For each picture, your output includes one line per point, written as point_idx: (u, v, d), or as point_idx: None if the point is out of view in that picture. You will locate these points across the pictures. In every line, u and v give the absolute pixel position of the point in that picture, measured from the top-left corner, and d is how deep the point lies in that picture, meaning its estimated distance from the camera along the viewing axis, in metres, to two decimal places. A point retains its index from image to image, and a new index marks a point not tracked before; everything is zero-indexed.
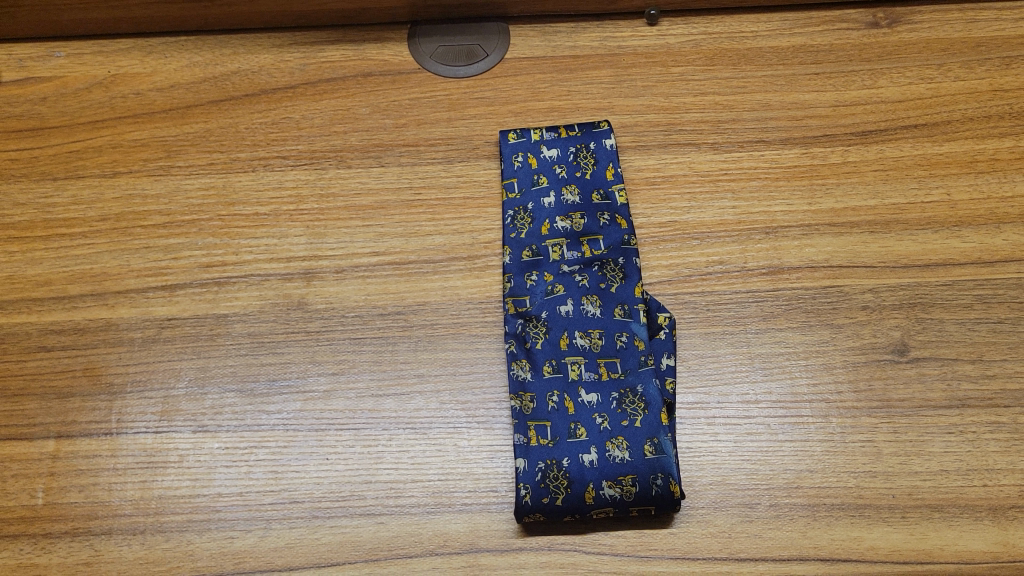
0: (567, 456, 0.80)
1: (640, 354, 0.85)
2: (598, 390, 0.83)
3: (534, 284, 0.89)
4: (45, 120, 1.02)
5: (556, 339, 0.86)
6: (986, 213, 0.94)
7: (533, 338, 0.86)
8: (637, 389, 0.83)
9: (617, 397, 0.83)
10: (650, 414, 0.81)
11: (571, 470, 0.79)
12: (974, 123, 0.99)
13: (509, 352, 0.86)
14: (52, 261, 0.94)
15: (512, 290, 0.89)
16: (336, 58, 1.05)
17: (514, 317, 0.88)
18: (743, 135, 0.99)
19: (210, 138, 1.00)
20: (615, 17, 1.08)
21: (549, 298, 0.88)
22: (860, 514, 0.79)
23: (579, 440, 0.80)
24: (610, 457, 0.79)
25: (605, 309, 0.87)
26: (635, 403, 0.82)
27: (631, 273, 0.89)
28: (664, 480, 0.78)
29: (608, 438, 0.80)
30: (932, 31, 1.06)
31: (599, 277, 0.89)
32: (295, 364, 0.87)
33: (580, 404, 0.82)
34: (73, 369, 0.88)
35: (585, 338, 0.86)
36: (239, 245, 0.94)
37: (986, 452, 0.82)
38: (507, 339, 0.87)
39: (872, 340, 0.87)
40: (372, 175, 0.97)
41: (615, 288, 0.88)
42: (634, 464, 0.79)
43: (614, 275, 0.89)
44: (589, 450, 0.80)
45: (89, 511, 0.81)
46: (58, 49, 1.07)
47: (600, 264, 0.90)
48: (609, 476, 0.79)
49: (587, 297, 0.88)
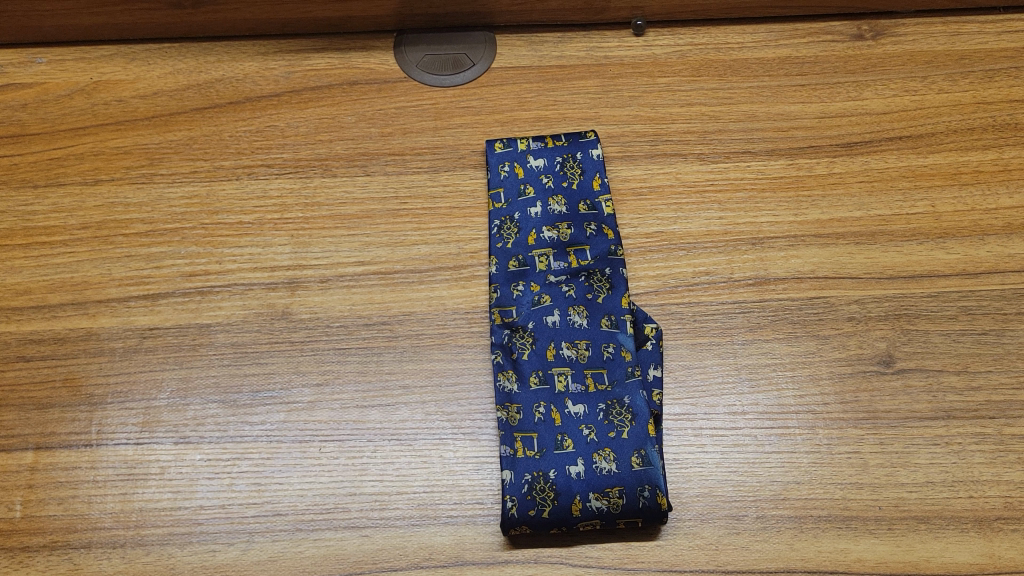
0: (553, 467, 0.79)
1: (627, 365, 0.84)
2: (585, 401, 0.83)
3: (520, 293, 0.89)
4: (25, 127, 1.01)
5: (543, 350, 0.85)
6: (971, 225, 0.94)
7: (520, 349, 0.86)
8: (624, 401, 0.82)
9: (604, 408, 0.82)
10: (637, 425, 0.81)
11: (558, 482, 0.79)
12: (958, 136, 1.00)
13: (496, 362, 0.85)
14: (33, 269, 0.92)
15: (498, 300, 0.89)
16: (322, 66, 1.05)
17: (501, 328, 0.87)
18: (729, 146, 0.99)
19: (194, 146, 0.99)
20: (601, 28, 1.08)
21: (535, 309, 0.88)
22: (847, 526, 0.79)
23: (565, 452, 0.80)
24: (597, 469, 0.79)
25: (592, 320, 0.87)
26: (622, 414, 0.82)
27: (618, 284, 0.89)
28: (651, 492, 0.78)
29: (594, 450, 0.80)
30: (916, 44, 1.06)
31: (587, 288, 0.89)
32: (279, 374, 0.86)
33: (566, 415, 0.82)
34: (52, 380, 0.87)
35: (572, 349, 0.85)
36: (222, 254, 0.93)
37: (971, 463, 0.82)
38: (494, 350, 0.86)
39: (858, 351, 0.88)
40: (357, 184, 0.96)
41: (603, 299, 0.88)
42: (622, 476, 0.79)
43: (601, 285, 0.89)
44: (575, 461, 0.79)
45: (68, 524, 0.80)
46: (40, 56, 1.06)
47: (587, 274, 0.90)
48: (596, 488, 0.78)
49: (573, 308, 0.87)
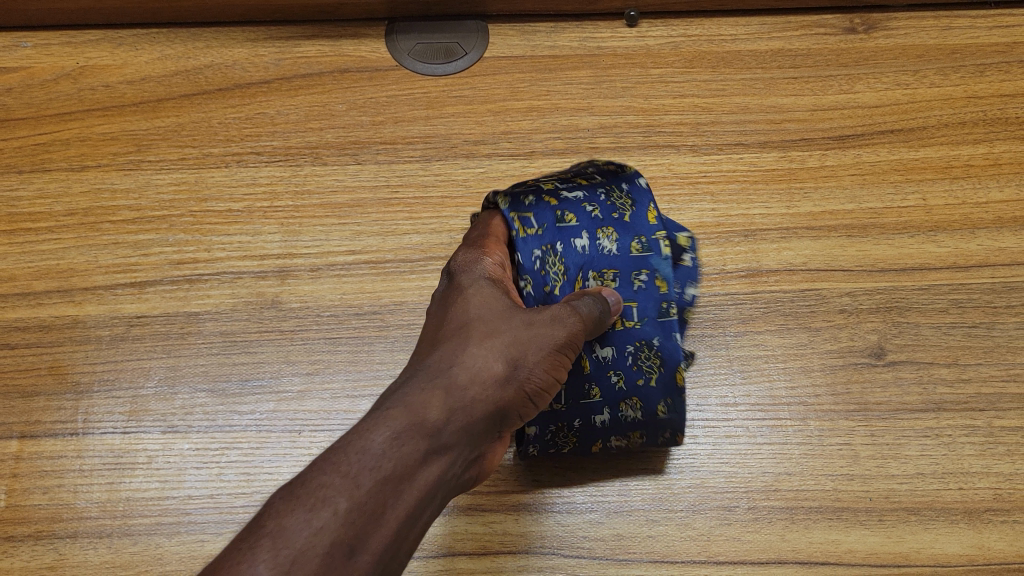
0: (578, 416, 0.76)
1: (661, 298, 0.77)
2: (612, 344, 0.76)
3: (536, 204, 0.76)
4: (10, 111, 0.99)
5: (572, 282, 0.76)
6: (961, 218, 0.95)
7: (552, 282, 0.75)
8: (653, 342, 0.76)
9: (633, 350, 0.76)
10: (665, 373, 0.76)
11: (582, 430, 0.76)
12: (949, 130, 1.00)
13: (524, 293, 0.74)
14: (17, 256, 0.91)
15: (512, 210, 0.76)
16: (313, 53, 1.04)
17: (526, 247, 0.75)
18: (721, 138, 0.99)
19: (182, 132, 0.98)
20: (594, 18, 1.07)
21: (560, 229, 0.76)
22: (838, 517, 0.79)
23: (591, 401, 0.76)
24: (623, 417, 0.76)
25: (621, 244, 0.77)
26: (651, 359, 0.76)
27: (638, 197, 0.80)
28: (671, 435, 0.78)
29: (621, 398, 0.76)
30: (908, 38, 1.06)
31: (610, 206, 0.78)
32: (269, 363, 0.85)
33: (593, 360, 0.75)
34: (38, 367, 0.86)
35: (599, 280, 0.76)
36: (211, 242, 0.92)
37: (961, 455, 0.82)
38: (522, 275, 0.74)
39: (850, 344, 0.88)
40: (348, 173, 0.96)
41: (630, 217, 0.78)
42: (646, 422, 0.76)
43: (623, 203, 0.79)
44: (601, 410, 0.76)
45: (54, 513, 0.79)
46: (25, 40, 1.04)
47: (606, 192, 0.79)
48: (619, 433, 0.76)
49: (600, 229, 0.77)
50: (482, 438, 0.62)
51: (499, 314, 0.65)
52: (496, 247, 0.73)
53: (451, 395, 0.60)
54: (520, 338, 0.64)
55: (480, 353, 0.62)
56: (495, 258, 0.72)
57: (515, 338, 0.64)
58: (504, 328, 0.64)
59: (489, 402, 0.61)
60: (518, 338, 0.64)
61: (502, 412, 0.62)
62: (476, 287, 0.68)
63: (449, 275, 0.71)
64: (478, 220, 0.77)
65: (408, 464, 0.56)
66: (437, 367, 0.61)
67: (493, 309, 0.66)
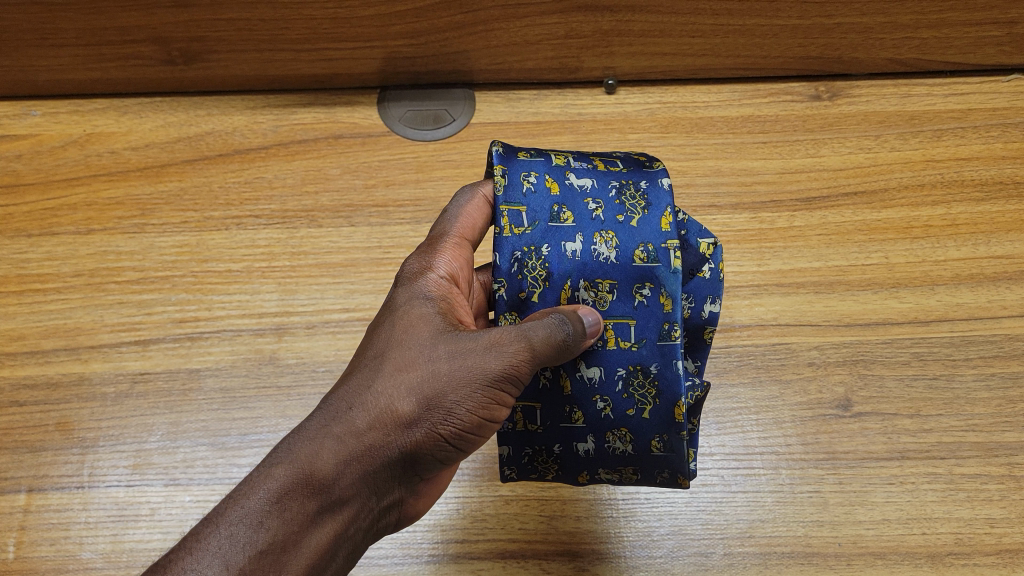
0: (558, 442, 0.73)
1: (663, 318, 0.70)
2: (603, 363, 0.70)
3: (533, 194, 0.71)
4: (20, 178, 1.05)
5: (557, 289, 0.70)
6: (921, 275, 1.00)
7: (530, 288, 0.69)
8: (650, 369, 0.70)
9: (624, 375, 0.70)
10: (661, 406, 0.70)
11: (562, 457, 0.73)
12: (908, 191, 1.06)
13: (498, 297, 0.68)
14: (26, 316, 0.97)
15: (505, 195, 0.71)
16: (309, 121, 1.09)
17: (507, 245, 0.69)
18: (695, 200, 1.05)
19: (184, 197, 1.03)
20: (575, 85, 1.13)
21: (552, 227, 0.70)
22: (808, 562, 0.84)
23: (574, 428, 0.72)
24: (610, 448, 0.72)
25: (623, 251, 0.70)
26: (644, 388, 0.70)
27: (657, 199, 0.72)
28: (669, 474, 0.73)
29: (608, 429, 0.71)
30: (870, 104, 1.13)
31: (618, 207, 0.72)
32: (267, 418, 0.90)
33: (577, 381, 0.70)
34: (46, 424, 0.91)
35: (591, 291, 0.70)
36: (212, 301, 0.96)
37: (923, 501, 0.87)
38: (496, 277, 0.68)
39: (818, 396, 0.93)
40: (343, 235, 1.01)
41: (638, 222, 0.71)
42: (636, 455, 0.72)
43: (635, 204, 0.72)
44: (584, 439, 0.72)
45: (60, 565, 0.83)
46: (33, 108, 1.10)
47: (618, 189, 0.73)
48: (607, 465, 0.73)
49: (600, 233, 0.71)
50: (387, 483, 0.62)
51: (422, 344, 0.64)
52: (451, 253, 0.72)
53: (349, 444, 0.60)
54: (439, 372, 0.62)
55: (389, 393, 0.62)
56: (441, 270, 0.71)
57: (434, 372, 0.63)
58: (423, 360, 0.63)
59: (393, 446, 0.61)
60: (438, 371, 0.63)
61: (413, 455, 0.62)
62: (408, 309, 0.67)
63: (396, 283, 0.70)
64: (460, 197, 0.74)
65: (291, 527, 0.57)
66: (340, 411, 0.61)
67: (418, 337, 0.64)
